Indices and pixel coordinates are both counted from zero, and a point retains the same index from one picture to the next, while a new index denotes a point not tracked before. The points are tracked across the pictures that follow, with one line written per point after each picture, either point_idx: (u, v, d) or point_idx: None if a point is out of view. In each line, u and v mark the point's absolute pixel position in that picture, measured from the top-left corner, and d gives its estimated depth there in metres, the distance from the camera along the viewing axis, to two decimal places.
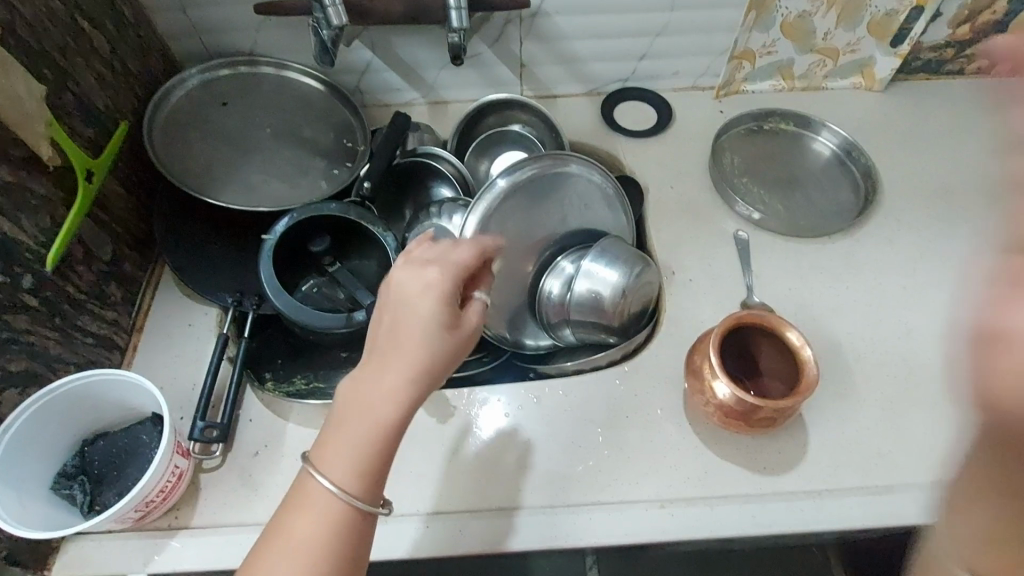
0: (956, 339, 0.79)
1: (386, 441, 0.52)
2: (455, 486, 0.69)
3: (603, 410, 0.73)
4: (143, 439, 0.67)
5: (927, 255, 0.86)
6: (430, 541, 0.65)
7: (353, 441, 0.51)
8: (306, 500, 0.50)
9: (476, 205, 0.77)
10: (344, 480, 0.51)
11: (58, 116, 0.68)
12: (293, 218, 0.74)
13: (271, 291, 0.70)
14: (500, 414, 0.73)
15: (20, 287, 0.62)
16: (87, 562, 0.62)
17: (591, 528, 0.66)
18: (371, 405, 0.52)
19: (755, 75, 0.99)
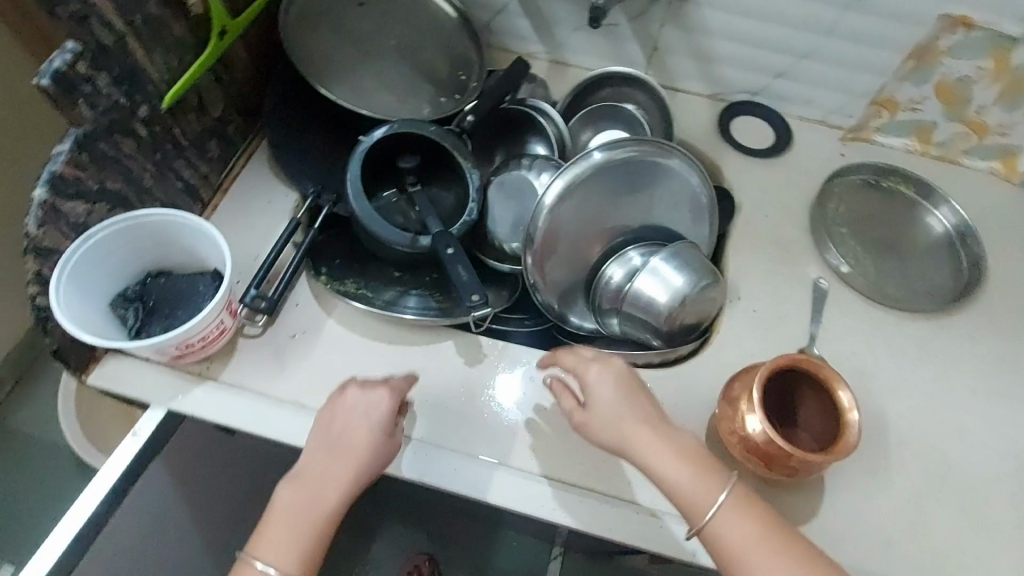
0: (1013, 459, 0.73)
1: (323, 527, 0.57)
2: (463, 426, 0.68)
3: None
4: (199, 288, 0.70)
5: (1011, 366, 0.79)
6: (422, 468, 0.65)
7: (293, 539, 0.56)
8: None
9: (566, 170, 0.76)
10: (287, 528, 0.56)
11: None
12: (391, 129, 0.75)
13: (351, 191, 0.72)
14: (526, 374, 0.72)
15: (136, 114, 0.65)
16: (118, 379, 0.66)
17: (581, 511, 0.65)
18: (312, 496, 0.58)
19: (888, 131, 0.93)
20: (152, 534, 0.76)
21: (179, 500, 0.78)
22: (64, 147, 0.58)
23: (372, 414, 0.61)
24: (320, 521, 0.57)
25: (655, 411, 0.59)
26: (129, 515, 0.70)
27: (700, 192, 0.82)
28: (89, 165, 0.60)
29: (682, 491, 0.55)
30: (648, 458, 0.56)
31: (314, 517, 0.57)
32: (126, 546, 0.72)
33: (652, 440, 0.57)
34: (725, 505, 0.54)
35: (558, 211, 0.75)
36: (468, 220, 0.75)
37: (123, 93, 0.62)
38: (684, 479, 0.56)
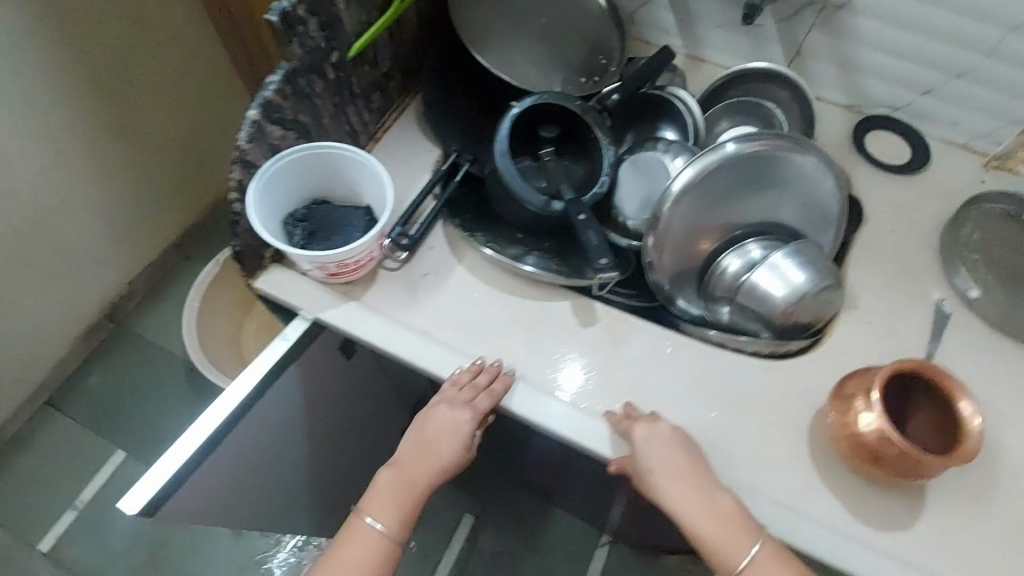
0: None
1: (416, 505, 0.69)
2: (569, 381, 0.73)
3: (729, 389, 0.74)
4: (353, 220, 0.79)
5: None
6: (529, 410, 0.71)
7: (393, 515, 0.68)
8: (358, 545, 0.67)
9: (698, 158, 0.78)
10: (386, 511, 0.68)
11: None
12: (542, 97, 0.80)
13: (499, 150, 0.78)
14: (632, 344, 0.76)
15: (328, 58, 0.73)
16: (279, 287, 0.76)
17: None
18: (409, 484, 0.69)
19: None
20: (275, 428, 0.86)
21: (299, 405, 0.88)
22: (275, 77, 0.66)
23: (461, 429, 0.69)
24: (412, 503, 0.68)
25: (695, 461, 0.65)
26: (264, 405, 0.81)
27: (830, 196, 0.82)
28: (290, 96, 0.69)
29: (711, 543, 0.62)
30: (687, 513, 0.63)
31: (410, 499, 0.68)
32: (256, 433, 0.82)
33: (692, 500, 0.63)
34: (758, 558, 0.61)
35: (685, 198, 0.78)
36: (599, 192, 0.79)
37: (325, 38, 0.70)
38: (716, 532, 0.62)
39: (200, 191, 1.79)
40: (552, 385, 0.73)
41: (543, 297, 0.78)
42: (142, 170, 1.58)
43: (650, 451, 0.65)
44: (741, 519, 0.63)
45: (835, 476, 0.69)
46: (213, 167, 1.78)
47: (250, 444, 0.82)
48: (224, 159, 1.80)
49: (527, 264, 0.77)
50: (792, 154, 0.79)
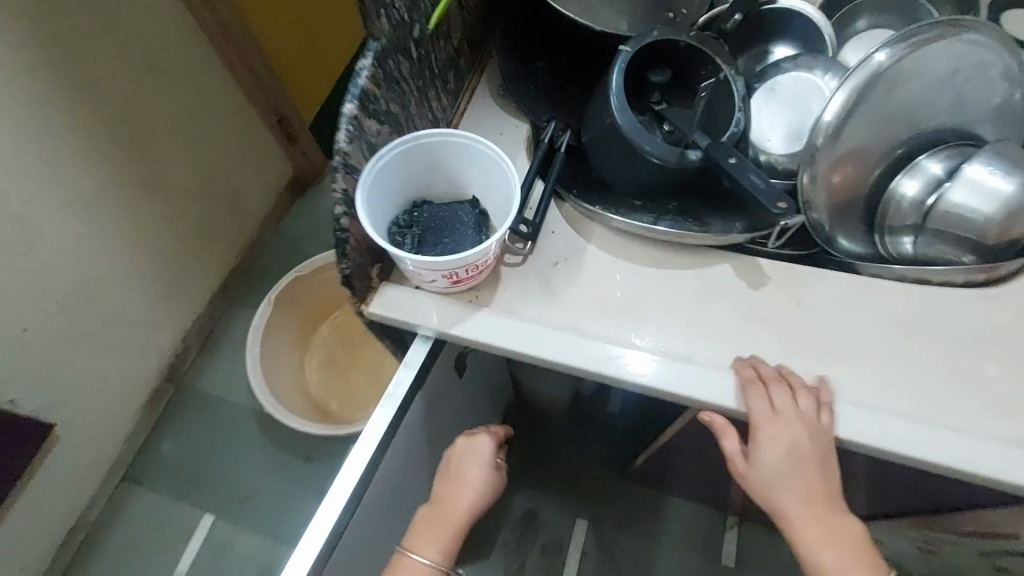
0: None
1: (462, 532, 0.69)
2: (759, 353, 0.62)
3: (943, 328, 0.63)
4: (462, 217, 0.68)
5: None
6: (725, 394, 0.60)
7: (446, 539, 0.68)
8: (405, 573, 0.66)
9: (848, 77, 0.65)
10: (426, 541, 0.67)
11: None
12: (649, 36, 0.70)
13: (615, 103, 0.66)
14: (815, 296, 0.64)
15: (411, 33, 0.62)
16: (397, 309, 0.66)
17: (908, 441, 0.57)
18: (455, 511, 0.69)
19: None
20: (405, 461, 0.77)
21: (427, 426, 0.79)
22: (365, 61, 0.56)
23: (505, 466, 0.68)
24: (456, 528, 0.68)
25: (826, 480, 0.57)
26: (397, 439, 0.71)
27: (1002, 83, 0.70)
28: (380, 82, 0.59)
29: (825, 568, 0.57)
30: (801, 533, 0.57)
31: (456, 522, 0.69)
32: (391, 470, 0.73)
33: (807, 517, 0.57)
34: None
35: (842, 126, 0.66)
36: (737, 131, 0.68)
37: (407, 8, 0.60)
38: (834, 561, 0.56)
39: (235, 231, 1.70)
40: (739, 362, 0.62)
41: (699, 264, 0.67)
42: (177, 221, 1.49)
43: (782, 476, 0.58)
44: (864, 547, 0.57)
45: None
46: (245, 204, 1.68)
47: (386, 484, 0.73)
48: (254, 195, 1.70)
49: (674, 229, 0.66)
50: (954, 39, 0.66)
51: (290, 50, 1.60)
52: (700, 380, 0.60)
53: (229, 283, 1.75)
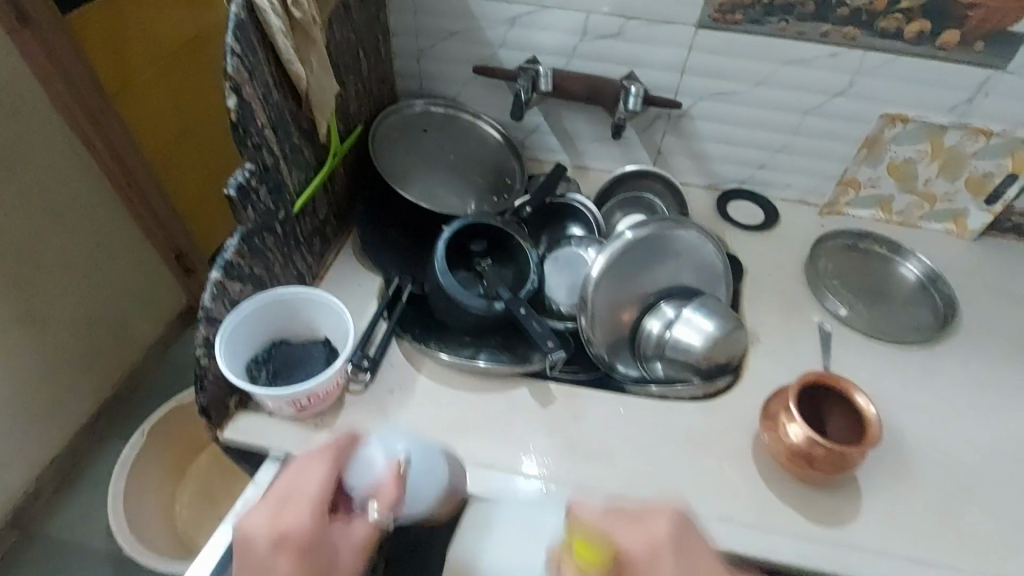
0: (1000, 456, 0.86)
1: None
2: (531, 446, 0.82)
3: (759, 388, 0.90)
4: (315, 353, 0.85)
5: (981, 391, 0.93)
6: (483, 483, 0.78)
7: None
8: None
9: (606, 247, 0.93)
10: None
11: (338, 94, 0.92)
12: (464, 221, 0.93)
13: (439, 268, 0.88)
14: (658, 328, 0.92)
15: (277, 216, 0.82)
16: (253, 428, 0.80)
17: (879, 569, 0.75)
18: None
19: (946, 12, 0.89)
20: None
21: None
22: (233, 240, 0.75)
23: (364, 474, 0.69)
24: None
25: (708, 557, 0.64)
26: None
27: (788, 175, 1.15)
28: (246, 254, 0.77)
29: None
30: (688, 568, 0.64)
31: None
32: None
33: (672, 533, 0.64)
34: None
35: (600, 284, 0.92)
36: (532, 287, 0.91)
37: (272, 200, 0.80)
38: None
39: (43, 280, 1.42)
40: (617, 486, 0.79)
41: (493, 394, 0.87)
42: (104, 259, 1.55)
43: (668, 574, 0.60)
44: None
45: (1009, 443, 0.88)
46: (64, 202, 1.41)
47: None
48: (124, 231, 1.59)
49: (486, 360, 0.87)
50: (708, 164, 1.17)
51: (151, 110, 1.50)
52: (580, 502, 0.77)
53: (96, 433, 1.70)
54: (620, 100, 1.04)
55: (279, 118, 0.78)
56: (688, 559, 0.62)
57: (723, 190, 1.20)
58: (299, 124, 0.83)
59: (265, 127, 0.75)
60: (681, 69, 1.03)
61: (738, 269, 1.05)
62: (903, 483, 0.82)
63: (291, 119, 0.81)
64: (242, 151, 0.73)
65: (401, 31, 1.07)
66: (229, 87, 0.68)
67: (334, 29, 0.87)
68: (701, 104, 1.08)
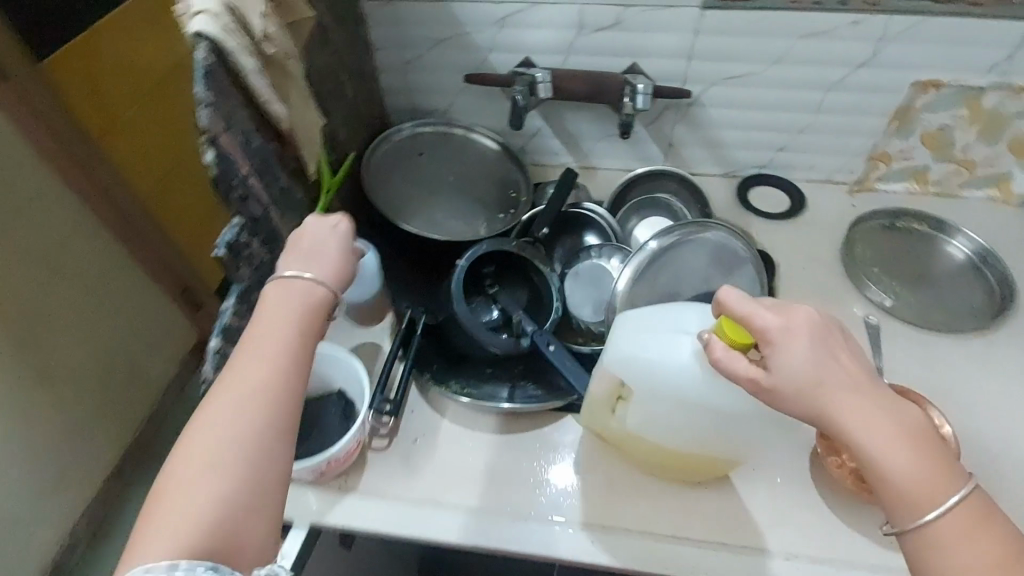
0: None
1: None
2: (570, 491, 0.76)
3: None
4: (330, 409, 0.80)
5: None
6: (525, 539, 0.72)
7: None
8: None
9: (630, 260, 0.88)
10: None
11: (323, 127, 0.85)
12: (482, 248, 0.86)
13: (457, 304, 0.82)
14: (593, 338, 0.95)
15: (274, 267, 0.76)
16: None
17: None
18: None
19: None
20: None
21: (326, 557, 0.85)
22: (228, 303, 0.69)
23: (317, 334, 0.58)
24: None
25: (863, 381, 0.49)
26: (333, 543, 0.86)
27: (811, 154, 1.07)
28: (245, 315, 0.71)
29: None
30: (840, 393, 0.48)
31: None
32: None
33: (787, 354, 0.50)
34: None
35: (630, 299, 0.86)
36: (557, 314, 0.85)
37: (267, 251, 0.74)
38: None
39: (50, 338, 1.37)
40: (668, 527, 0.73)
41: (522, 434, 0.81)
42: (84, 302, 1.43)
43: (792, 357, 0.50)
44: (922, 444, 0.47)
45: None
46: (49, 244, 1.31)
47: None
48: (120, 272, 1.51)
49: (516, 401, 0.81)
50: (723, 151, 1.09)
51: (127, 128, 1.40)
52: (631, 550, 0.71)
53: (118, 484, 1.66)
54: (624, 96, 0.97)
55: (264, 166, 0.71)
56: (793, 405, 0.50)
57: (742, 177, 1.12)
58: (285, 165, 0.76)
59: (250, 176, 0.69)
60: (687, 55, 0.96)
61: (771, 265, 0.97)
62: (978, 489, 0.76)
63: (277, 161, 0.74)
64: (227, 206, 0.67)
65: (383, 45, 1.00)
66: (205, 141, 0.62)
67: (311, 56, 0.80)
68: (712, 90, 1.00)
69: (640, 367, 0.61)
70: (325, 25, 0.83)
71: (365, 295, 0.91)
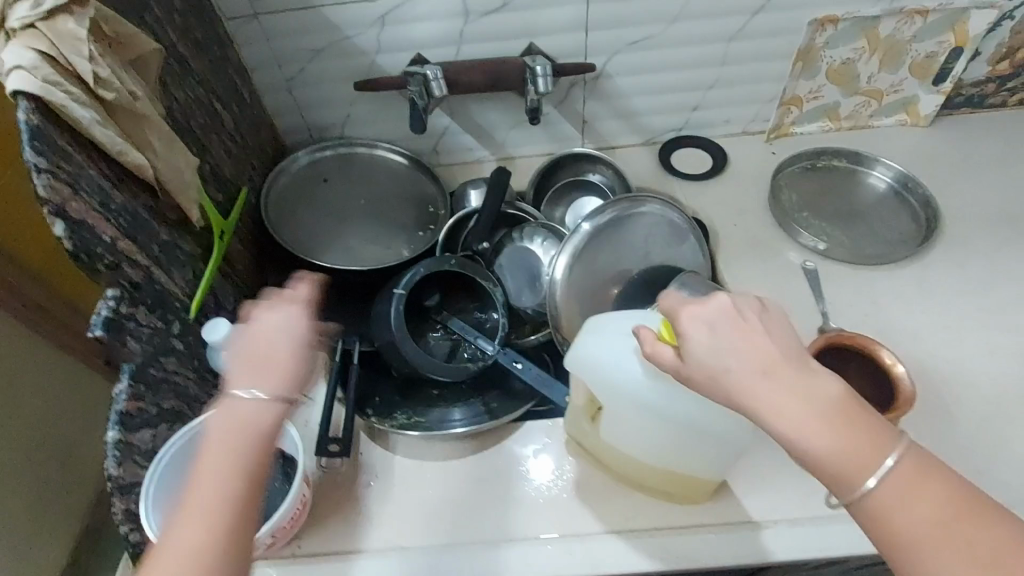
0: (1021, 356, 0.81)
1: None
2: (539, 505, 0.72)
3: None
4: (268, 472, 0.73)
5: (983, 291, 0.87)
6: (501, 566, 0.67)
7: None
8: None
9: (565, 245, 0.84)
10: None
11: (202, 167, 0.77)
12: (421, 270, 0.82)
13: (399, 335, 0.79)
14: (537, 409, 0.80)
15: (171, 332, 0.68)
16: None
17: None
18: None
19: None
20: None
21: None
22: (121, 385, 0.61)
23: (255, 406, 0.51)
24: None
25: (780, 362, 0.47)
26: None
27: (725, 108, 1.05)
28: (144, 395, 0.63)
29: None
30: (750, 380, 0.46)
31: None
32: None
33: (696, 341, 0.48)
34: None
35: (570, 287, 0.83)
36: (504, 321, 0.83)
37: (158, 317, 0.66)
38: None
39: None
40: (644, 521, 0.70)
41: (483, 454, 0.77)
42: None
43: (698, 342, 0.48)
44: (845, 423, 0.44)
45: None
46: None
47: None
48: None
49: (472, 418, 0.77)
50: (638, 119, 1.06)
51: None
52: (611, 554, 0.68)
53: None
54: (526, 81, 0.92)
55: (136, 224, 0.63)
56: (709, 394, 0.48)
57: (663, 142, 1.09)
58: (163, 217, 0.68)
59: (118, 241, 0.60)
60: (583, 27, 0.91)
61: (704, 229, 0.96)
62: (935, 416, 0.76)
63: (151, 217, 0.66)
64: (96, 279, 0.59)
65: (259, 64, 0.91)
66: (49, 213, 0.53)
67: (170, 93, 0.71)
68: (615, 59, 0.96)
69: (602, 366, 0.62)
70: (181, 53, 0.74)
71: None
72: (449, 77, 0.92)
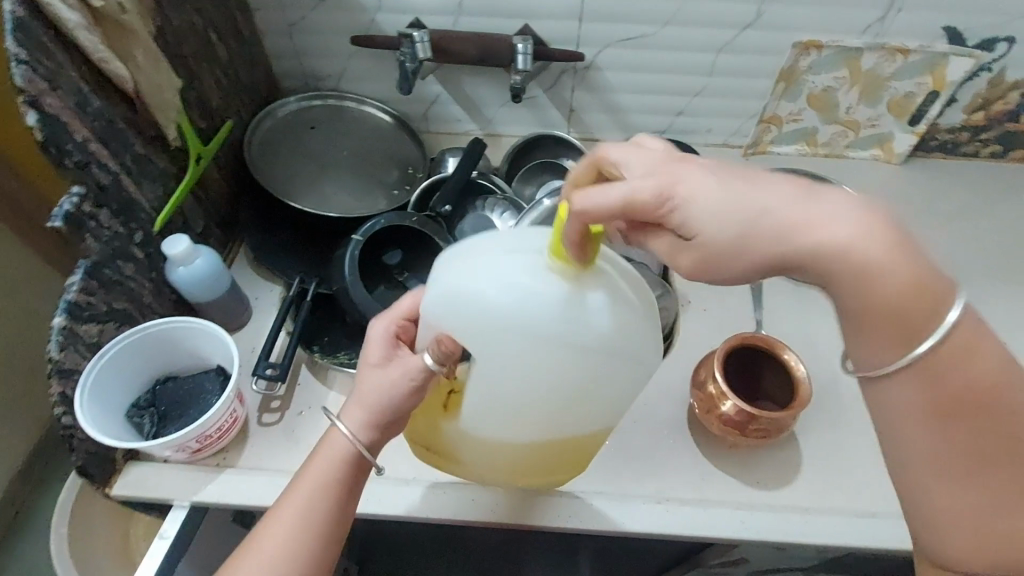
0: None
1: None
2: None
3: (693, 354, 0.86)
4: (206, 385, 0.77)
5: None
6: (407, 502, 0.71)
7: None
8: None
9: (524, 219, 0.87)
10: None
11: (186, 91, 0.80)
12: (381, 222, 0.86)
13: (350, 278, 0.82)
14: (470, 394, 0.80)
15: (133, 240, 0.72)
16: (145, 483, 0.71)
17: (830, 529, 0.72)
18: None
19: None
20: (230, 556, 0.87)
21: (215, 536, 0.82)
22: (75, 278, 0.65)
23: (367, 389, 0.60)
24: None
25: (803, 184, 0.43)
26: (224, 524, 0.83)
27: (708, 117, 1.08)
28: (95, 291, 0.67)
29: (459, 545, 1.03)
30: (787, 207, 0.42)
31: None
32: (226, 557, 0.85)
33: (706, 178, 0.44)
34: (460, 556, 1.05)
35: None
36: None
37: (121, 222, 0.70)
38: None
39: None
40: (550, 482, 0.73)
41: None
42: None
43: (701, 184, 0.44)
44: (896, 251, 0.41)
45: None
46: None
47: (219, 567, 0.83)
48: None
49: None
50: (623, 116, 1.09)
51: None
52: (513, 507, 0.71)
53: None
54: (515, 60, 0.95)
55: (110, 131, 0.67)
56: (726, 232, 0.44)
57: None
58: (140, 130, 0.72)
59: (89, 142, 0.64)
60: (577, 16, 0.95)
61: None
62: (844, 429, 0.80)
63: (127, 127, 0.69)
64: (63, 173, 0.62)
65: (262, 5, 0.94)
66: (24, 102, 0.57)
67: (164, 14, 0.75)
68: (605, 53, 0.99)
69: (490, 313, 0.51)
70: None
71: (212, 294, 0.81)
72: (441, 44, 0.95)
